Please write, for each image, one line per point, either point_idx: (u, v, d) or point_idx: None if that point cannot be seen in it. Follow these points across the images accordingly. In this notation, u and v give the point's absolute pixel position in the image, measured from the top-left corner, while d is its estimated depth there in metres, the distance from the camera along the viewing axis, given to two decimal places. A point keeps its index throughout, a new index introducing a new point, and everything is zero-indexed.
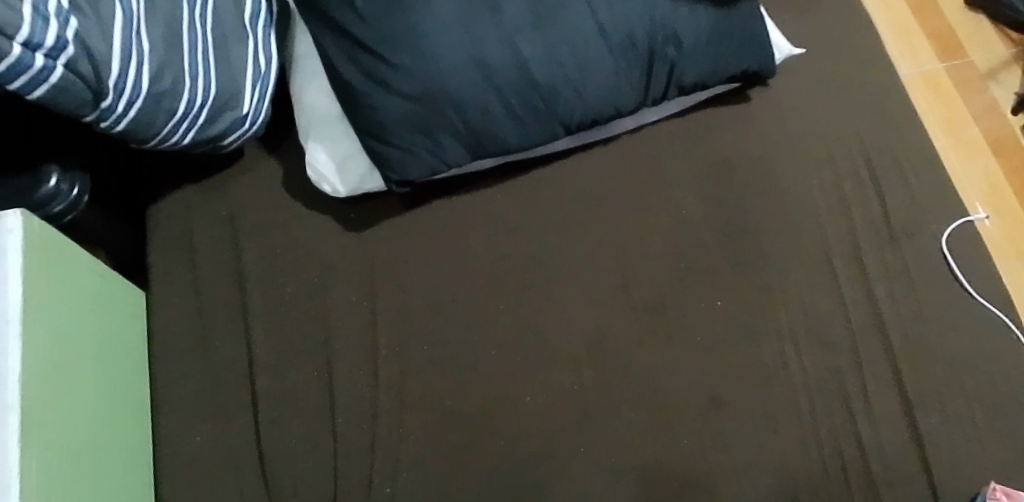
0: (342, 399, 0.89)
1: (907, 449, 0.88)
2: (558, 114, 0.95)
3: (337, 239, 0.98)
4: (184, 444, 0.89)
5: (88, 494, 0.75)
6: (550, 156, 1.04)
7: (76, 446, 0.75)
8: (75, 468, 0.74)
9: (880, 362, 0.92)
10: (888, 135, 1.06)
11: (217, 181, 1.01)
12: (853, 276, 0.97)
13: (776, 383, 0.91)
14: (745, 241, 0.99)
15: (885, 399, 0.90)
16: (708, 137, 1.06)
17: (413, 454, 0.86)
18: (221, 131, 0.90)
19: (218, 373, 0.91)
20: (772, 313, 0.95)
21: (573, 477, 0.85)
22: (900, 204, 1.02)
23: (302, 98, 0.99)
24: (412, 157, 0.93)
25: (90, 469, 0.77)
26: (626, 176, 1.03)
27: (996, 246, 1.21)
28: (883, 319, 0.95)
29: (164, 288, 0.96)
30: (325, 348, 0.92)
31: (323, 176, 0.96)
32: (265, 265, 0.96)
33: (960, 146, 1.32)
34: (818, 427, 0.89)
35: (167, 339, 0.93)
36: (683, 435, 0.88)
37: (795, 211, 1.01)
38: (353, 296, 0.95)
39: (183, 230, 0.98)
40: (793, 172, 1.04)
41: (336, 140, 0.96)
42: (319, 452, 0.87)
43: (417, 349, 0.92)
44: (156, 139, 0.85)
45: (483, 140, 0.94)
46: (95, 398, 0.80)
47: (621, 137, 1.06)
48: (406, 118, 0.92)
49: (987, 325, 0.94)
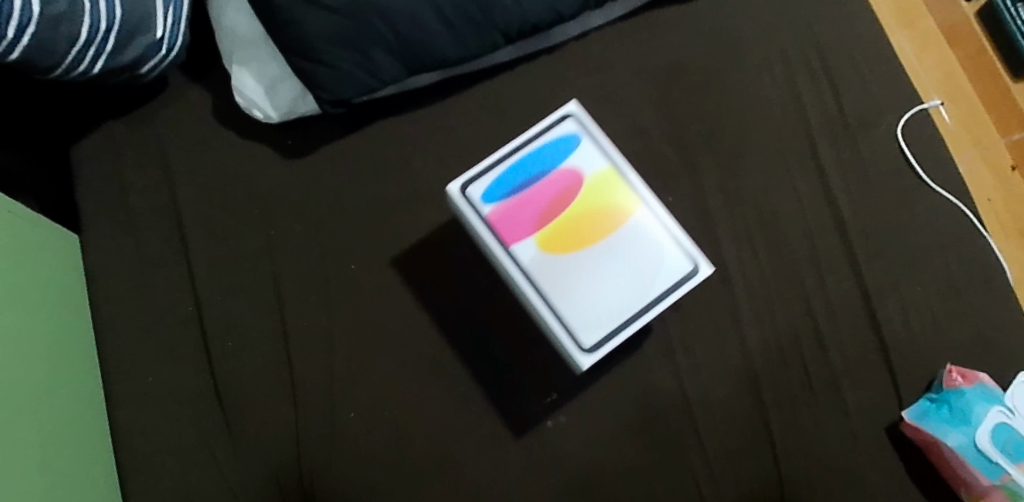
0: (295, 329, 0.86)
1: (865, 338, 0.90)
2: (495, 22, 0.92)
3: (275, 168, 0.91)
4: (135, 385, 0.85)
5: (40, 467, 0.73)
6: (495, 68, 0.97)
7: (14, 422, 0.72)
8: (19, 448, 0.71)
9: (838, 255, 0.93)
10: (840, 26, 1.03)
11: (141, 114, 0.92)
12: (808, 170, 0.97)
13: (737, 289, 0.91)
14: (700, 144, 0.97)
15: (845, 293, 0.92)
16: (655, 35, 1.01)
17: (377, 379, 0.85)
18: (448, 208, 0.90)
19: (163, 315, 0.86)
20: (730, 216, 0.94)
21: (543, 389, 0.86)
22: (854, 95, 1.00)
23: (220, 19, 0.91)
24: (343, 74, 0.89)
25: (34, 443, 0.73)
26: (576, 83, 0.99)
27: (952, 135, 1.23)
28: (839, 214, 0.95)
29: (98, 229, 0.89)
30: (274, 282, 0.88)
31: (253, 101, 0.90)
32: (203, 201, 0.90)
33: (915, 36, 1.28)
34: (777, 326, 0.90)
35: (107, 283, 0.88)
36: (647, 344, 0.88)
37: (749, 110, 0.99)
38: (298, 225, 0.90)
39: (111, 168, 0.91)
40: (745, 68, 1.01)
41: (262, 62, 0.91)
42: (277, 387, 0.84)
43: (371, 274, 0.88)
44: (62, 69, 0.79)
45: (419, 53, 0.90)
46: (26, 367, 0.76)
47: (565, 45, 1.00)
48: (335, 34, 0.88)
49: (941, 211, 0.95)
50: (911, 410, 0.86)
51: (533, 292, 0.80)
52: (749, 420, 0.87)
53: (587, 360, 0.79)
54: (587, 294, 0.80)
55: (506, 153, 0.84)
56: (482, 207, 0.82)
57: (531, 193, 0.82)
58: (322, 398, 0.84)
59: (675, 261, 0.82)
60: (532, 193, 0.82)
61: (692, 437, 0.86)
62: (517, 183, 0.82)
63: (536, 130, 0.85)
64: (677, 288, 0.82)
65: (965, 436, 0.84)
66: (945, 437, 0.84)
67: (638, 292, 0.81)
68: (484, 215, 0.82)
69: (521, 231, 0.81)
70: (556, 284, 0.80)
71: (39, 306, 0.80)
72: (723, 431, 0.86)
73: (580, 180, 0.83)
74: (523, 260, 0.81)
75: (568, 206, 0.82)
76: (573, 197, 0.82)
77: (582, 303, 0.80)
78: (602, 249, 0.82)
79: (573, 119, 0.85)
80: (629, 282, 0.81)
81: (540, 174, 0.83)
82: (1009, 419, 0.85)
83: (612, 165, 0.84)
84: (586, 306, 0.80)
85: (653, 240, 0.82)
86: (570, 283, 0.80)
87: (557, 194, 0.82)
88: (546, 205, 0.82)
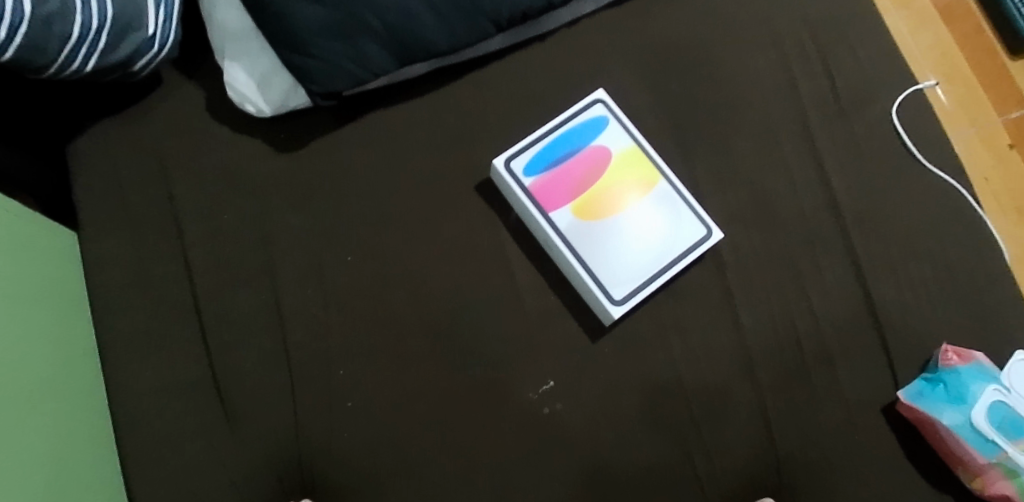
0: (292, 321, 0.87)
1: (861, 319, 0.91)
2: (484, 9, 0.92)
3: (270, 161, 0.92)
4: (134, 379, 0.86)
5: (40, 461, 0.73)
6: (488, 58, 0.98)
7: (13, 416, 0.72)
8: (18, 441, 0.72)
9: (833, 236, 0.93)
10: (833, 8, 1.03)
11: (134, 110, 0.93)
12: (802, 153, 0.96)
13: (732, 272, 0.92)
14: (693, 128, 0.97)
15: (840, 275, 0.92)
16: (648, 21, 1.01)
17: (374, 368, 0.86)
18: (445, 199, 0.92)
19: (161, 309, 0.87)
20: (724, 199, 0.94)
21: (539, 375, 0.86)
22: (848, 76, 1.00)
23: (211, 14, 0.91)
24: (334, 66, 0.89)
25: (34, 436, 0.74)
26: (569, 69, 0.99)
27: (948, 114, 1.22)
28: (834, 196, 0.95)
29: (95, 225, 0.90)
30: (269, 274, 0.88)
31: (245, 95, 0.91)
32: (198, 195, 0.90)
33: (910, 15, 1.27)
34: (772, 308, 0.90)
35: (104, 279, 0.88)
36: (643, 328, 0.89)
37: (743, 93, 0.99)
38: (293, 218, 0.90)
39: (106, 165, 0.91)
40: (737, 52, 1.01)
41: (254, 56, 0.91)
42: (275, 378, 0.85)
43: (367, 265, 0.89)
44: (54, 67, 0.79)
45: (409, 43, 0.91)
46: (25, 361, 0.76)
47: (559, 31, 1.00)
48: (323, 26, 0.89)
49: (935, 191, 0.96)
50: (907, 389, 0.87)
51: (569, 250, 0.88)
52: (745, 402, 0.87)
53: (618, 311, 0.86)
54: (615, 254, 0.89)
55: (543, 131, 0.92)
56: (525, 179, 0.90)
57: (567, 166, 0.92)
58: (322, 387, 0.85)
59: (691, 227, 0.91)
60: (568, 167, 0.92)
61: (688, 420, 0.86)
62: (551, 161, 0.92)
63: (564, 116, 0.94)
64: (690, 252, 0.90)
65: (960, 415, 0.84)
66: (941, 416, 0.84)
67: (662, 255, 0.90)
68: (526, 185, 0.90)
69: (560, 199, 0.90)
70: (591, 245, 0.89)
71: (37, 301, 0.80)
72: (719, 413, 0.87)
73: (608, 156, 0.93)
74: (561, 223, 0.89)
75: (598, 179, 0.92)
76: (603, 172, 0.92)
77: (615, 264, 0.89)
78: (626, 218, 0.91)
79: (601, 104, 0.95)
80: (655, 247, 0.90)
81: (571, 153, 0.92)
82: (1005, 398, 0.85)
83: (636, 145, 0.94)
84: (617, 266, 0.89)
85: (672, 210, 0.92)
86: (602, 246, 0.89)
87: (589, 168, 0.92)
88: (581, 177, 0.92)
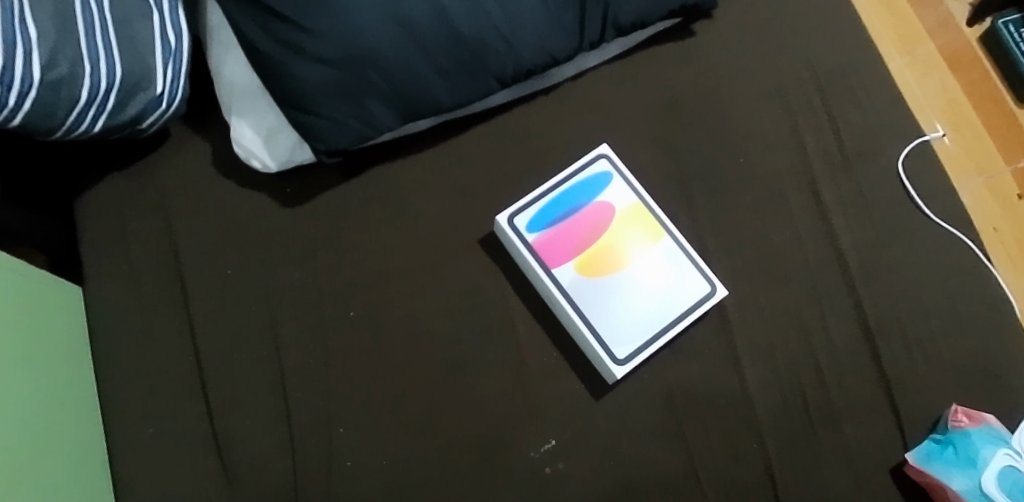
0: (292, 378, 0.86)
1: (868, 378, 0.89)
2: (489, 68, 0.93)
3: (273, 217, 0.92)
4: (135, 436, 0.85)
5: None
6: (491, 111, 0.99)
7: (13, 476, 0.72)
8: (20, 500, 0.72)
9: (840, 293, 0.92)
10: (840, 61, 1.03)
11: (143, 165, 0.94)
12: (809, 208, 0.96)
13: (738, 327, 0.91)
14: (698, 183, 0.97)
15: (847, 332, 0.91)
16: (654, 74, 1.02)
17: (374, 427, 0.85)
18: (448, 255, 0.92)
19: (164, 366, 0.87)
20: (728, 255, 0.94)
21: (541, 434, 0.85)
22: (854, 130, 1.00)
23: (219, 71, 0.92)
24: (339, 125, 0.90)
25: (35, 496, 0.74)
26: (574, 123, 0.99)
27: (957, 163, 1.21)
28: (841, 252, 0.94)
29: (100, 281, 0.90)
30: (272, 329, 0.88)
31: (251, 152, 0.91)
32: (203, 250, 0.91)
33: (917, 63, 1.27)
34: (778, 366, 0.89)
35: (108, 334, 0.89)
36: (647, 388, 0.88)
37: (748, 147, 0.99)
38: (295, 273, 0.90)
39: (113, 220, 0.92)
40: (743, 104, 1.01)
41: (260, 113, 0.91)
42: (275, 436, 0.84)
43: (369, 321, 0.89)
44: (62, 129, 0.81)
45: (414, 101, 0.91)
46: (25, 419, 0.76)
47: (563, 85, 1.01)
48: (328, 85, 0.89)
49: (944, 248, 0.95)
50: (917, 451, 0.85)
51: (572, 308, 0.88)
52: (749, 463, 0.86)
53: (621, 371, 0.86)
54: (619, 312, 0.88)
55: (546, 188, 0.93)
56: (528, 235, 0.90)
57: (570, 223, 0.92)
58: (320, 446, 0.84)
59: (696, 285, 0.90)
60: (572, 223, 0.92)
61: (692, 480, 0.85)
62: (557, 218, 0.92)
63: (569, 171, 0.94)
64: (695, 311, 0.89)
65: (970, 479, 0.83)
66: (950, 480, 0.83)
67: (666, 314, 0.89)
68: (529, 242, 0.90)
69: (563, 256, 0.90)
70: (594, 303, 0.88)
71: (39, 358, 0.81)
72: (722, 474, 0.85)
73: (612, 213, 0.93)
74: (564, 280, 0.89)
75: (602, 236, 0.91)
76: (607, 229, 0.92)
77: (617, 321, 0.88)
78: (631, 276, 0.90)
79: (605, 159, 0.95)
80: (659, 304, 0.89)
81: (575, 210, 0.92)
82: (1015, 463, 0.84)
83: (640, 201, 0.94)
84: (620, 324, 0.88)
85: (677, 266, 0.91)
86: (605, 302, 0.88)
87: (593, 224, 0.92)
88: (585, 234, 0.91)
